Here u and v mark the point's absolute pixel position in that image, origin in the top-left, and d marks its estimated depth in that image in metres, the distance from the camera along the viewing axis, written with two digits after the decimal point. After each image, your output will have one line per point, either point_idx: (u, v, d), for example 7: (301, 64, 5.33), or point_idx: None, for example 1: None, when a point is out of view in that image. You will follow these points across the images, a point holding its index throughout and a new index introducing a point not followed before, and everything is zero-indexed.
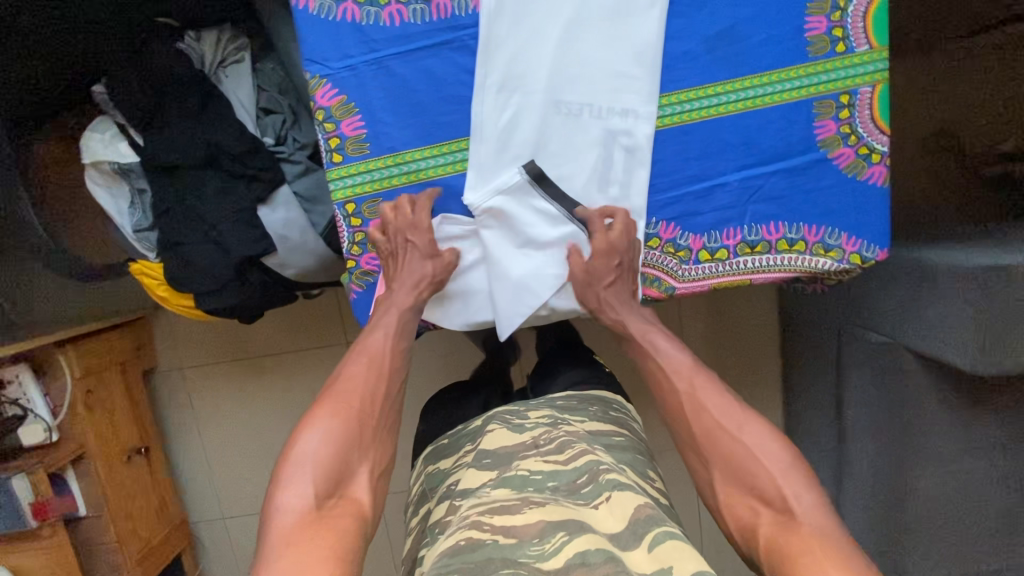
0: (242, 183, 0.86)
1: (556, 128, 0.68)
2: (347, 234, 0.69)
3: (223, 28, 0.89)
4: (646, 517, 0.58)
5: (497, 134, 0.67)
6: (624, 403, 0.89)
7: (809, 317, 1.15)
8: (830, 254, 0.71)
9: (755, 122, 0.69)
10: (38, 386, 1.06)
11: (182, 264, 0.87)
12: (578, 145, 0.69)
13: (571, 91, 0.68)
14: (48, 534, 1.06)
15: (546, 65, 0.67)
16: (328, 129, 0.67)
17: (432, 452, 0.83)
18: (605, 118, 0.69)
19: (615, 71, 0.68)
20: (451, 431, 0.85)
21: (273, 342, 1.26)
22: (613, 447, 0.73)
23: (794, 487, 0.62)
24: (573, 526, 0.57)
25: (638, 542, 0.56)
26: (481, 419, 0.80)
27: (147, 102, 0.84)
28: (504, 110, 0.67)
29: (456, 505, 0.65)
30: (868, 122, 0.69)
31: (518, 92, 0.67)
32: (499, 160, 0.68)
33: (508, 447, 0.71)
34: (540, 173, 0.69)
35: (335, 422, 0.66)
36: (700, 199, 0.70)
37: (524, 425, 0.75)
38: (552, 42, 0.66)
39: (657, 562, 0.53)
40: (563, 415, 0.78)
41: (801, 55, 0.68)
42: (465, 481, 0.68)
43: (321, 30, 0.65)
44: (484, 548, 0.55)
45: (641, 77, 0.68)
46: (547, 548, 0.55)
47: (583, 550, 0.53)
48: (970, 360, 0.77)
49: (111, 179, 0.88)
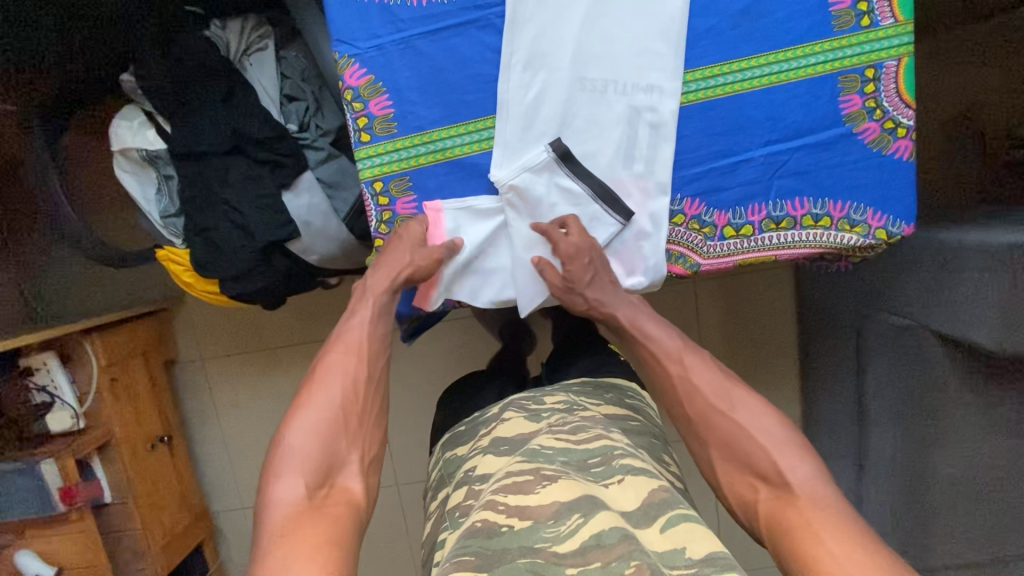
0: (267, 169, 0.87)
1: (580, 106, 0.68)
2: (375, 213, 0.69)
3: (246, 18, 0.90)
4: (660, 500, 0.56)
5: (522, 112, 0.67)
6: (640, 390, 0.86)
7: (831, 305, 1.16)
8: (855, 230, 0.70)
9: (779, 98, 0.68)
10: (66, 375, 1.07)
11: (208, 249, 0.88)
12: (603, 122, 0.68)
13: (595, 68, 0.67)
14: (74, 519, 1.07)
15: (571, 42, 0.66)
16: (357, 108, 0.67)
17: (448, 440, 0.81)
18: (630, 95, 0.68)
19: (641, 46, 0.67)
20: (467, 418, 0.83)
21: (294, 332, 1.26)
22: (629, 431, 0.72)
23: (790, 461, 0.61)
24: (586, 505, 0.54)
25: (650, 522, 0.55)
26: (498, 407, 0.79)
27: (173, 89, 0.85)
28: (529, 87, 0.66)
29: (476, 490, 0.63)
30: (893, 96, 0.68)
31: (543, 69, 0.66)
32: (524, 138, 0.68)
33: (524, 433, 0.69)
34: (565, 151, 0.68)
35: (311, 414, 0.64)
36: (725, 175, 0.69)
37: (540, 411, 0.74)
38: (577, 19, 0.66)
39: (672, 543, 0.52)
40: (579, 400, 0.77)
41: (825, 28, 0.67)
42: (482, 467, 0.66)
43: (349, 10, 0.65)
44: (499, 537, 0.53)
45: (667, 52, 0.67)
46: (562, 530, 0.53)
47: (599, 530, 0.51)
48: (994, 338, 0.80)
49: (139, 166, 0.90)
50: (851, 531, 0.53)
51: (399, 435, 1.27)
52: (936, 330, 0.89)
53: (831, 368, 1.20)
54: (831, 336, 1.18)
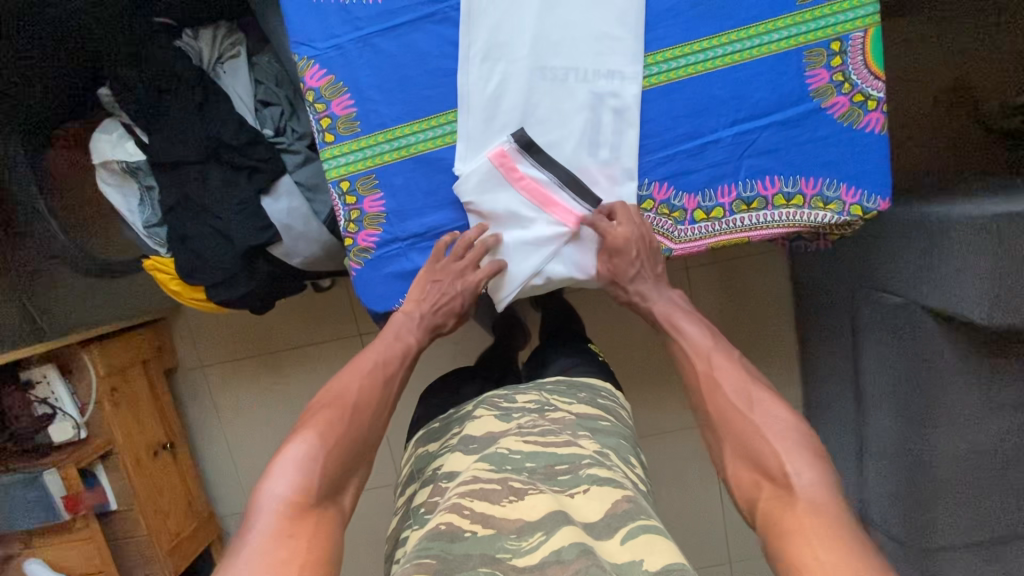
0: (244, 175, 0.88)
1: (542, 95, 0.68)
2: (342, 213, 0.69)
3: (218, 26, 0.92)
4: (623, 511, 0.57)
5: (484, 104, 0.67)
6: (614, 391, 0.87)
7: (823, 287, 1.14)
8: (830, 207, 0.69)
9: (743, 76, 0.67)
10: (66, 385, 1.10)
11: (192, 257, 0.89)
12: (566, 110, 0.68)
13: (555, 56, 0.67)
14: (81, 526, 1.10)
15: (529, 32, 0.66)
16: (319, 110, 0.67)
17: (422, 436, 0.83)
18: (593, 81, 0.67)
19: (601, 32, 0.66)
20: (442, 414, 0.85)
21: (289, 336, 1.28)
22: (598, 432, 0.73)
23: (797, 464, 0.59)
24: (550, 522, 0.54)
25: (612, 533, 0.55)
26: (471, 404, 0.81)
27: (149, 100, 0.86)
28: (489, 80, 0.67)
29: (443, 487, 0.65)
30: (862, 68, 0.66)
31: (502, 60, 0.66)
32: (487, 130, 0.68)
33: (493, 431, 0.71)
34: (529, 141, 0.68)
35: (332, 416, 0.66)
36: (693, 157, 0.68)
37: (511, 411, 0.75)
38: (533, 9, 0.66)
39: (631, 554, 0.53)
40: (551, 400, 0.78)
41: (788, 3, 0.65)
42: (449, 464, 0.69)
43: (307, 12, 0.66)
44: (461, 542, 0.53)
45: (627, 36, 0.66)
46: (524, 545, 0.53)
47: (559, 547, 0.51)
48: (986, 312, 0.78)
49: (121, 178, 0.91)
50: (843, 550, 0.50)
51: (395, 434, 1.28)
52: (929, 306, 0.87)
53: (829, 351, 1.17)
54: (824, 318, 1.17)
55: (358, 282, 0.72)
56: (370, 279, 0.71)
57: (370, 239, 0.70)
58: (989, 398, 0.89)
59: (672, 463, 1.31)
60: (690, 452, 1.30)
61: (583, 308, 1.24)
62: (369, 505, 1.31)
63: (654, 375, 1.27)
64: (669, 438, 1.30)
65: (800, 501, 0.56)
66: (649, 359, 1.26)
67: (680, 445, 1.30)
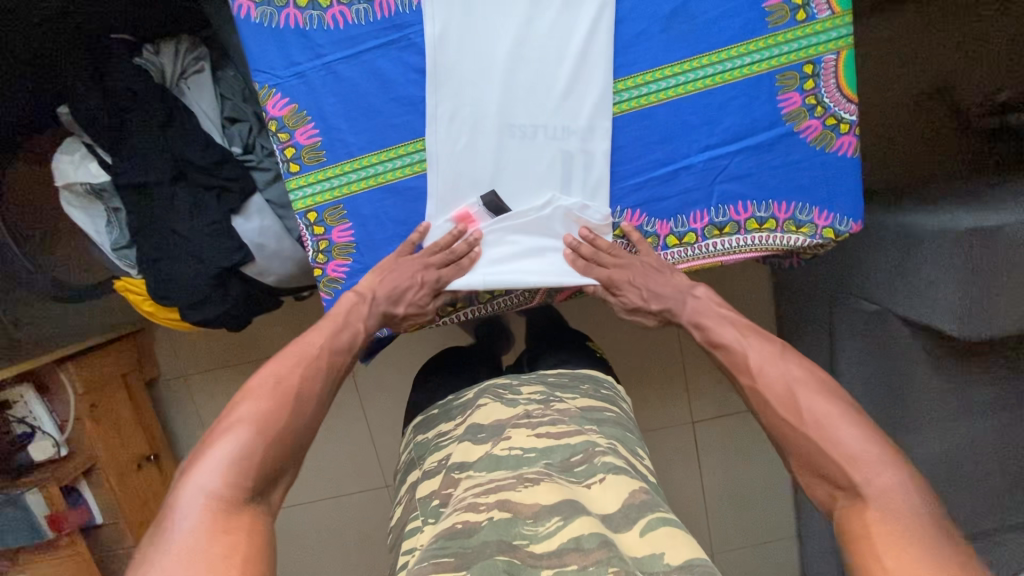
0: (213, 195, 0.85)
1: (511, 141, 0.66)
2: (311, 244, 0.68)
3: (180, 40, 0.89)
4: (641, 502, 0.57)
5: (453, 141, 0.66)
6: (615, 383, 0.87)
7: (801, 291, 1.13)
8: (802, 231, 0.68)
9: (715, 101, 0.66)
10: (44, 405, 1.07)
11: (162, 280, 0.86)
12: (535, 158, 0.67)
13: (526, 96, 0.65)
14: (65, 544, 1.12)
15: (496, 91, 0.65)
16: (282, 140, 0.66)
17: (421, 422, 0.82)
18: (561, 140, 0.66)
19: (567, 90, 0.65)
20: (441, 401, 0.84)
21: (265, 344, 1.26)
22: (604, 423, 0.71)
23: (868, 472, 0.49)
24: (567, 509, 0.55)
25: (630, 525, 0.56)
26: (473, 392, 0.79)
27: (109, 120, 0.83)
28: (457, 137, 0.66)
29: (454, 478, 0.64)
30: (834, 91, 0.65)
31: (470, 118, 0.65)
32: (458, 165, 0.66)
33: (501, 419, 0.70)
34: (495, 202, 0.67)
35: (271, 401, 0.55)
36: (665, 183, 0.68)
37: (516, 399, 0.74)
38: (504, 47, 0.64)
39: (651, 547, 0.53)
40: (554, 392, 0.77)
41: (760, 25, 0.64)
42: (458, 454, 0.67)
43: (265, 39, 0.64)
44: (480, 532, 0.53)
45: (596, 80, 0.65)
46: (540, 529, 0.54)
47: (577, 535, 0.52)
48: (957, 326, 0.77)
49: (86, 200, 0.88)
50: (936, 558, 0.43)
51: (377, 437, 1.25)
52: (904, 315, 0.85)
53: (807, 351, 1.16)
54: (801, 320, 1.15)
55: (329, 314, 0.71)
56: None
57: (340, 269, 0.69)
58: (966, 402, 0.88)
59: (656, 461, 1.32)
60: (673, 448, 1.32)
61: (563, 310, 1.22)
62: (356, 510, 1.30)
63: (636, 376, 1.27)
64: (650, 437, 1.31)
65: (873, 508, 0.47)
66: (631, 360, 1.26)
67: (662, 442, 1.31)
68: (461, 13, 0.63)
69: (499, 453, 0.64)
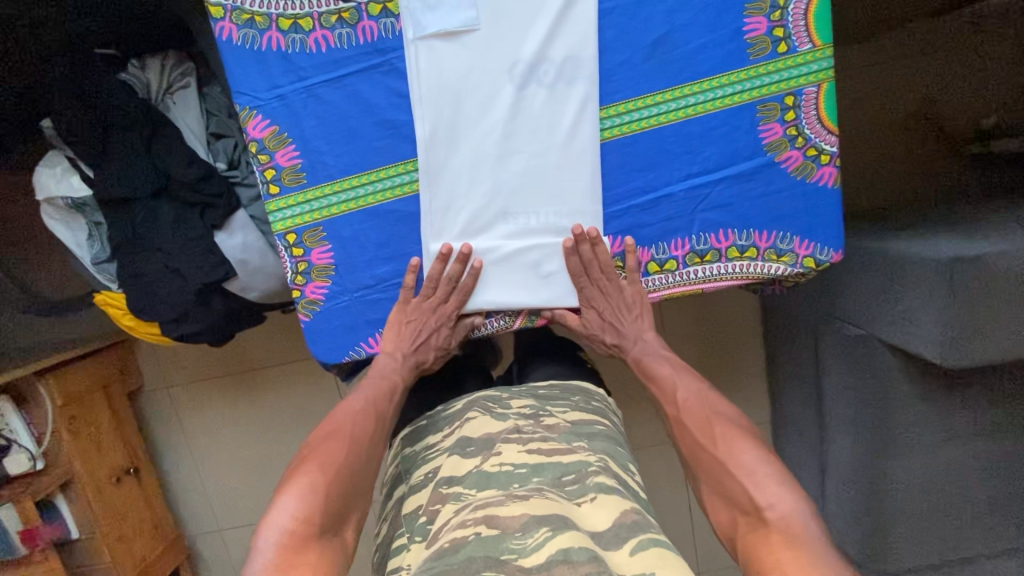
0: (196, 210, 0.85)
1: (503, 185, 0.66)
2: (290, 265, 0.68)
3: (166, 55, 0.90)
4: (632, 522, 0.55)
5: (444, 186, 0.66)
6: (606, 396, 0.86)
7: (787, 312, 1.13)
8: (783, 259, 0.68)
9: (696, 130, 0.66)
10: (21, 418, 1.06)
11: (143, 295, 0.85)
12: (526, 202, 0.67)
13: (517, 139, 0.66)
14: (39, 559, 1.08)
15: (486, 136, 0.65)
16: (262, 161, 0.66)
17: (409, 434, 0.79)
18: (552, 183, 0.67)
19: (557, 134, 0.65)
20: (428, 412, 0.81)
21: (248, 356, 1.24)
22: (593, 437, 0.70)
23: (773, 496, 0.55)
24: (556, 521, 0.53)
25: (620, 544, 0.54)
26: (462, 403, 0.77)
27: (91, 135, 0.82)
28: (447, 183, 0.66)
29: (442, 494, 0.62)
30: (815, 123, 0.66)
31: (461, 163, 0.66)
32: (449, 211, 0.67)
33: (491, 432, 0.68)
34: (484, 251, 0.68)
35: (338, 452, 0.63)
36: (647, 211, 0.68)
37: (507, 413, 0.72)
38: (493, 90, 0.64)
39: (641, 566, 0.51)
40: (545, 406, 0.75)
41: (742, 56, 0.65)
42: (447, 468, 0.65)
43: (248, 62, 0.64)
44: (465, 548, 0.52)
45: (585, 118, 0.65)
46: (529, 542, 0.51)
47: (566, 547, 0.50)
48: (939, 353, 0.76)
49: (67, 213, 0.88)
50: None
51: None
52: (885, 340, 0.85)
53: (793, 372, 1.15)
54: (788, 340, 1.15)
55: (310, 335, 0.70)
56: (320, 330, 0.69)
57: (318, 290, 0.69)
58: (946, 428, 0.88)
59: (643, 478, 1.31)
60: (657, 466, 1.31)
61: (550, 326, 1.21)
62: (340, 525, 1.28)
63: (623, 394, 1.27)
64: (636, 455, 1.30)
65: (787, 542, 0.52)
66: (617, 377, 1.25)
67: (648, 461, 1.30)
68: (449, 56, 0.63)
69: (490, 470, 0.62)
